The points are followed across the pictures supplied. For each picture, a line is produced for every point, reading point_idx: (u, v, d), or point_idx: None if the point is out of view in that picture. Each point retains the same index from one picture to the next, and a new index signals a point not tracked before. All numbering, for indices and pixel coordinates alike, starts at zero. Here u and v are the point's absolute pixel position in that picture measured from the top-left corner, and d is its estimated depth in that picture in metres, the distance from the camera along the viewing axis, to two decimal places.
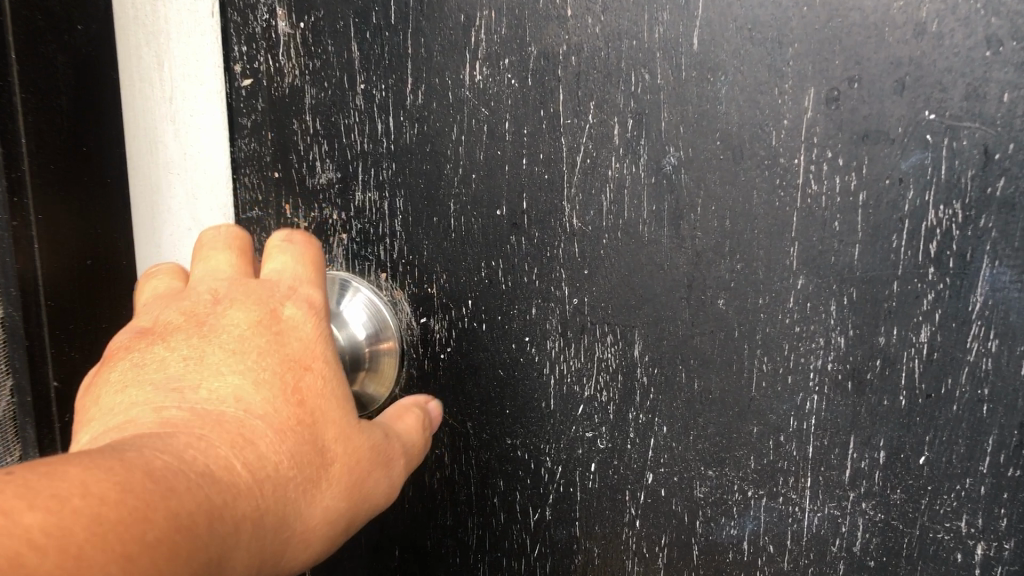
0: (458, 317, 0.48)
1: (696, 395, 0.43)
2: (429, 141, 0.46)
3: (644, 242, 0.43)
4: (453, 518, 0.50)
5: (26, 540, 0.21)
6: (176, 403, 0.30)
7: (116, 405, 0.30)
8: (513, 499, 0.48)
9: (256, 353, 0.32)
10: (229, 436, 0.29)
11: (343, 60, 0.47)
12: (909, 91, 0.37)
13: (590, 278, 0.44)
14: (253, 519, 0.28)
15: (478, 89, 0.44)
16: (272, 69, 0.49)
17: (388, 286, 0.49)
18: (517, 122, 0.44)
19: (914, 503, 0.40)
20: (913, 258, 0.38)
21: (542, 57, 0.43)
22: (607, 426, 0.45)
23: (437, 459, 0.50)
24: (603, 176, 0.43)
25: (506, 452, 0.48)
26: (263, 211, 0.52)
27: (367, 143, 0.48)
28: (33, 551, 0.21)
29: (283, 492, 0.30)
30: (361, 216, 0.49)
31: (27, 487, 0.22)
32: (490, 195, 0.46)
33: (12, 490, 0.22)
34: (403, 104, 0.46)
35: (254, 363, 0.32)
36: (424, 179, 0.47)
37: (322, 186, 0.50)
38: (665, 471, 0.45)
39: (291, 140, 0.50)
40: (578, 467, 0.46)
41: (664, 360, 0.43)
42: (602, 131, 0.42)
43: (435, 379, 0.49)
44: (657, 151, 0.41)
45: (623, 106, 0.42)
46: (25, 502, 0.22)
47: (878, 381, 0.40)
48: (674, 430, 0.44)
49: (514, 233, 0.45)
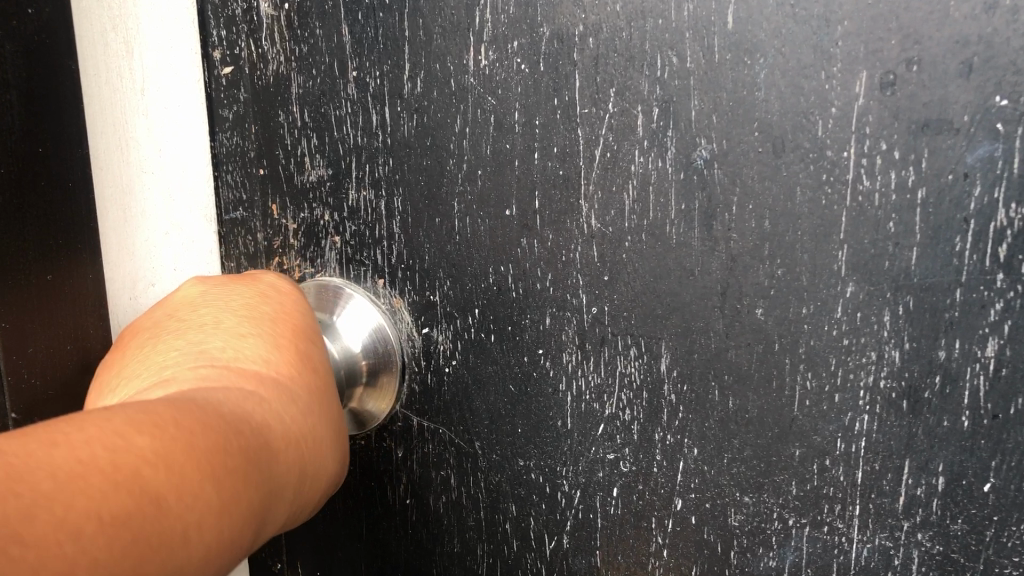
0: (463, 328, 0.43)
1: (731, 414, 0.39)
2: (429, 133, 0.42)
3: (672, 244, 0.38)
4: (461, 545, 0.46)
5: (140, 458, 0.24)
6: (209, 360, 0.32)
7: (146, 372, 0.32)
8: (526, 525, 0.44)
9: (264, 322, 0.36)
10: (265, 384, 0.32)
11: (333, 44, 0.43)
12: (977, 73, 0.32)
13: (611, 285, 0.40)
14: (293, 457, 0.32)
15: (484, 76, 0.40)
16: (255, 56, 0.45)
17: (385, 292, 0.45)
18: (528, 111, 0.39)
19: (977, 535, 0.35)
20: (979, 263, 0.33)
21: (555, 39, 0.38)
22: (631, 447, 0.41)
23: (442, 480, 0.46)
24: (626, 171, 0.38)
25: (518, 474, 0.44)
26: (247, 212, 0.48)
27: (360, 136, 0.43)
28: (146, 466, 0.24)
29: (313, 436, 0.33)
30: (356, 217, 0.45)
31: (131, 418, 0.25)
32: (497, 194, 0.41)
33: (117, 420, 0.25)
34: (400, 93, 0.42)
35: (267, 327, 0.36)
36: (424, 176, 0.42)
37: (313, 184, 0.45)
38: (696, 497, 0.40)
39: (278, 134, 0.46)
40: (597, 491, 0.42)
41: (695, 375, 0.39)
42: (624, 121, 0.38)
43: (438, 395, 0.45)
44: (687, 143, 0.37)
45: (649, 93, 0.37)
46: (132, 428, 0.25)
47: (937, 400, 0.35)
48: (706, 453, 0.40)
49: (524, 235, 0.41)
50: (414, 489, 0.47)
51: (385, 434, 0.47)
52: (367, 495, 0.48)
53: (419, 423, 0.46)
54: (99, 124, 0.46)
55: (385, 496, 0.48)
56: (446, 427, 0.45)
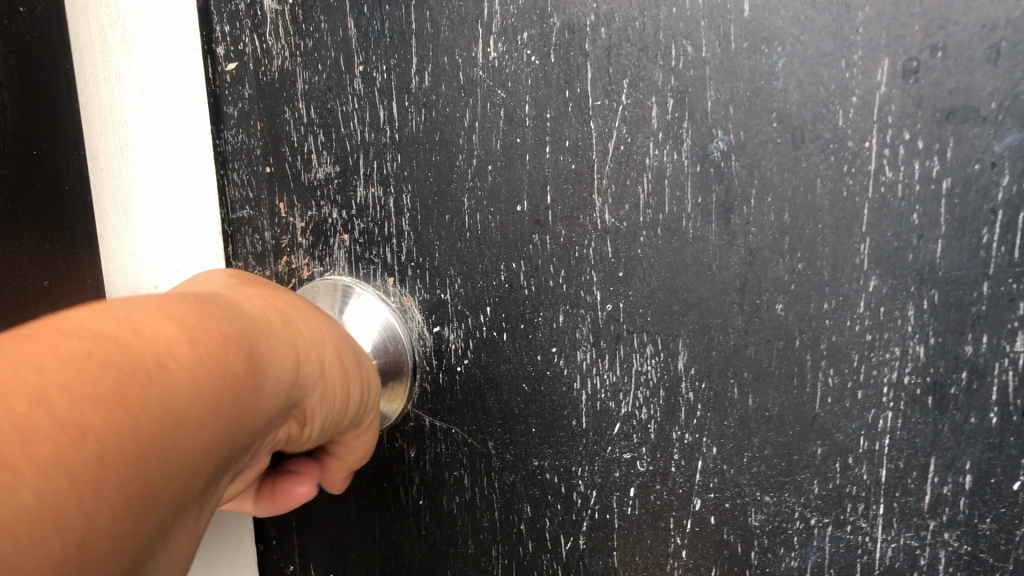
0: (475, 326, 0.42)
1: (751, 412, 0.38)
2: (438, 128, 0.41)
3: (689, 239, 0.37)
4: (476, 546, 0.45)
5: (89, 321, 0.23)
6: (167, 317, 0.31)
7: None
8: (542, 526, 0.43)
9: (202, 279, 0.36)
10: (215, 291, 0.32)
11: (338, 38, 0.42)
12: (1005, 59, 0.31)
13: (626, 281, 0.39)
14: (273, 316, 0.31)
15: (493, 68, 0.39)
16: (259, 51, 0.44)
17: (396, 291, 0.44)
18: (539, 104, 0.39)
19: (1007, 534, 0.35)
20: (1006, 255, 0.33)
21: (567, 30, 0.37)
22: (648, 446, 0.40)
23: (456, 481, 0.45)
24: (640, 164, 0.37)
25: (533, 475, 0.43)
26: (255, 211, 0.46)
27: (368, 132, 0.42)
28: (92, 323, 0.23)
29: (282, 301, 0.33)
30: (364, 214, 0.43)
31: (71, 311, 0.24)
32: (508, 189, 0.40)
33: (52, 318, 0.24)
34: (408, 88, 0.41)
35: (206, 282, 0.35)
36: (433, 172, 0.41)
37: (320, 181, 0.44)
38: (715, 496, 0.39)
39: (283, 130, 0.44)
40: (614, 491, 0.41)
41: (713, 373, 0.38)
42: (638, 114, 0.37)
43: (451, 395, 0.44)
44: (703, 135, 0.36)
45: (663, 84, 0.36)
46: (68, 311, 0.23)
47: (964, 396, 0.34)
48: (726, 452, 0.39)
49: (536, 231, 0.40)
50: (427, 491, 0.45)
51: (396, 434, 0.45)
52: (379, 497, 0.47)
53: (432, 423, 0.44)
54: (95, 127, 0.44)
55: (397, 498, 0.46)
56: (459, 427, 0.44)
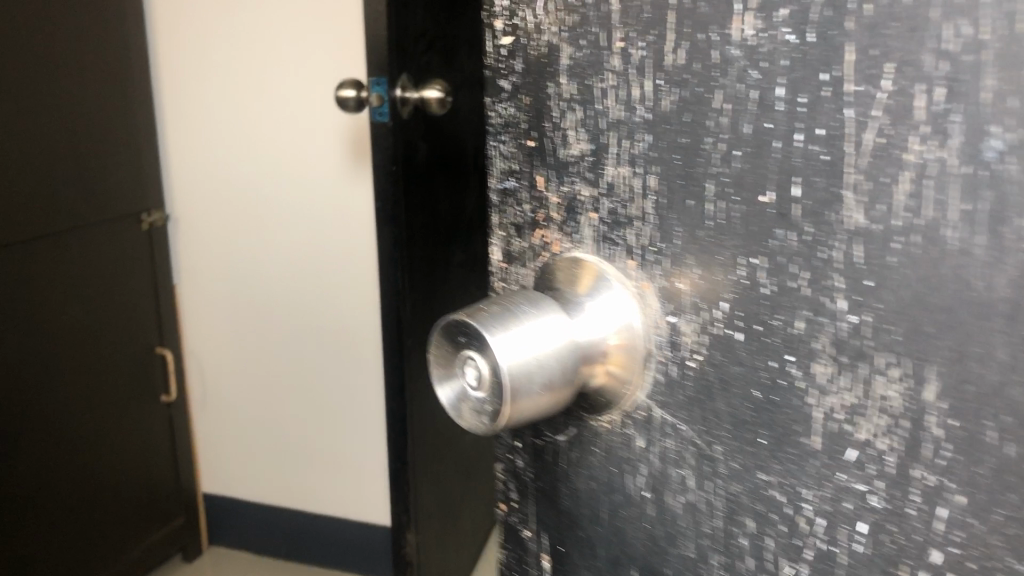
0: (711, 321, 0.40)
1: (1008, 465, 0.32)
2: (688, 109, 0.39)
3: (951, 251, 0.32)
4: (695, 550, 0.43)
5: None
6: None
7: None
8: (762, 545, 0.40)
9: None
10: None
11: (601, 14, 0.41)
12: None
13: (875, 292, 0.34)
14: None
15: (749, 47, 0.36)
16: (531, 24, 0.44)
17: (636, 275, 0.42)
18: (794, 87, 0.35)
19: None
20: None
21: (829, 7, 0.33)
22: (885, 481, 0.35)
23: (681, 479, 0.43)
24: (899, 160, 0.32)
25: (758, 487, 0.40)
26: (519, 181, 0.47)
27: (621, 110, 0.41)
28: None
29: None
30: (613, 193, 0.42)
31: None
32: (755, 177, 0.37)
33: None
34: (663, 65, 0.39)
35: None
36: (680, 155, 0.39)
37: (574, 158, 0.44)
38: (959, 552, 0.34)
39: (546, 106, 0.44)
40: (843, 524, 0.37)
41: (968, 412, 0.33)
42: (902, 103, 0.32)
43: (682, 390, 0.42)
44: (976, 131, 0.30)
45: (933, 69, 0.31)
46: None
47: None
48: (976, 505, 0.33)
49: (780, 225, 0.37)
50: (653, 483, 0.44)
51: (628, 420, 0.44)
52: (608, 479, 0.46)
53: (662, 416, 0.43)
54: None
55: (625, 485, 0.46)
56: (689, 423, 0.42)
